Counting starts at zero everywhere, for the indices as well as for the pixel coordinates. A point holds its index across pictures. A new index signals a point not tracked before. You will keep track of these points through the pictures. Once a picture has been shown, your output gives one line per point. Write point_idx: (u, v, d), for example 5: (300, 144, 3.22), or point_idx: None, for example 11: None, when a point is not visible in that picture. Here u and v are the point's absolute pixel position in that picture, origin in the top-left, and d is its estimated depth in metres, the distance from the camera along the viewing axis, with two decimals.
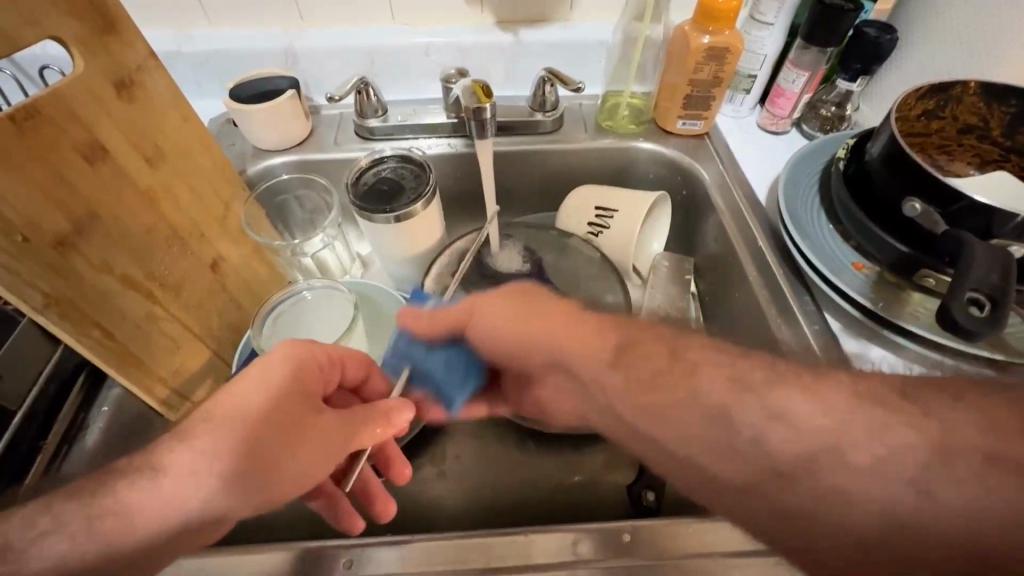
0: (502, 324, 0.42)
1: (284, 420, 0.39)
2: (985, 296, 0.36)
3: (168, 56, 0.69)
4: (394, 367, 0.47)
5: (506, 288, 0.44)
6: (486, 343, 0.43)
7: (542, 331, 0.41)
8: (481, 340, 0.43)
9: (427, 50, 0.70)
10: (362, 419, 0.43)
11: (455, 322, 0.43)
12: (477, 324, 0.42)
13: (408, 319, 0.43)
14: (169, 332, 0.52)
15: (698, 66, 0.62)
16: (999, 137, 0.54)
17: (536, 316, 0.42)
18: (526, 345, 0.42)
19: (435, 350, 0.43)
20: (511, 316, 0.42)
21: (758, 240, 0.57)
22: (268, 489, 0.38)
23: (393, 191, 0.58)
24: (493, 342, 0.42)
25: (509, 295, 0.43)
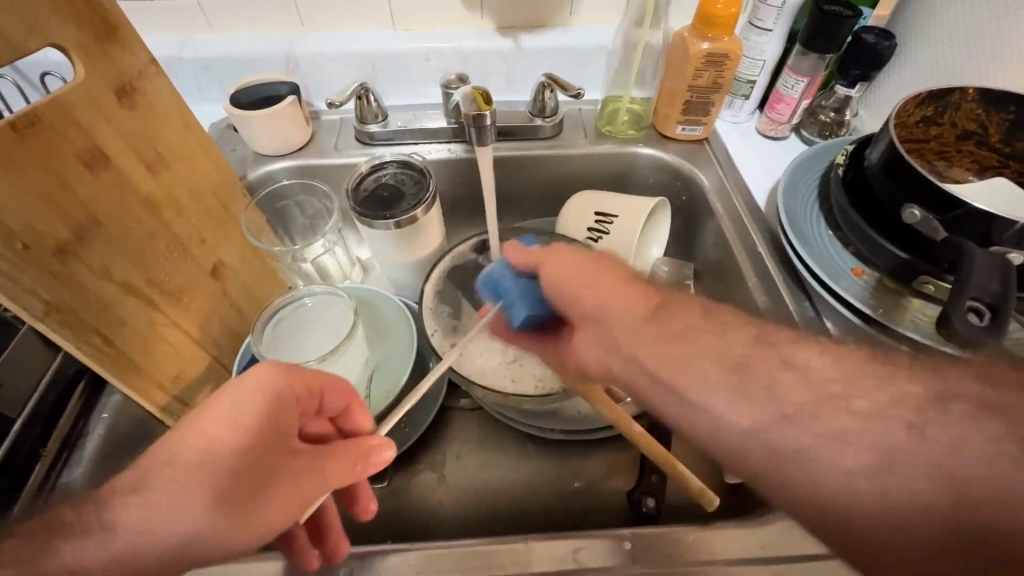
0: (575, 262, 0.41)
1: (252, 459, 0.37)
2: (983, 303, 0.37)
3: (169, 61, 0.69)
4: (493, 296, 0.48)
5: (583, 248, 0.43)
6: (552, 294, 0.42)
7: (599, 282, 0.40)
8: (549, 282, 0.42)
9: (428, 55, 0.70)
10: (340, 449, 0.41)
11: (536, 254, 0.44)
12: (555, 261, 0.42)
13: (513, 248, 0.46)
14: (168, 338, 0.52)
15: (698, 72, 0.62)
16: (997, 143, 0.54)
17: (601, 276, 0.40)
18: (575, 289, 0.40)
19: (522, 277, 0.46)
20: (576, 280, 0.40)
21: (757, 246, 0.57)
22: (229, 542, 0.35)
23: (393, 197, 0.58)
24: (559, 282, 0.41)
25: (599, 258, 0.42)
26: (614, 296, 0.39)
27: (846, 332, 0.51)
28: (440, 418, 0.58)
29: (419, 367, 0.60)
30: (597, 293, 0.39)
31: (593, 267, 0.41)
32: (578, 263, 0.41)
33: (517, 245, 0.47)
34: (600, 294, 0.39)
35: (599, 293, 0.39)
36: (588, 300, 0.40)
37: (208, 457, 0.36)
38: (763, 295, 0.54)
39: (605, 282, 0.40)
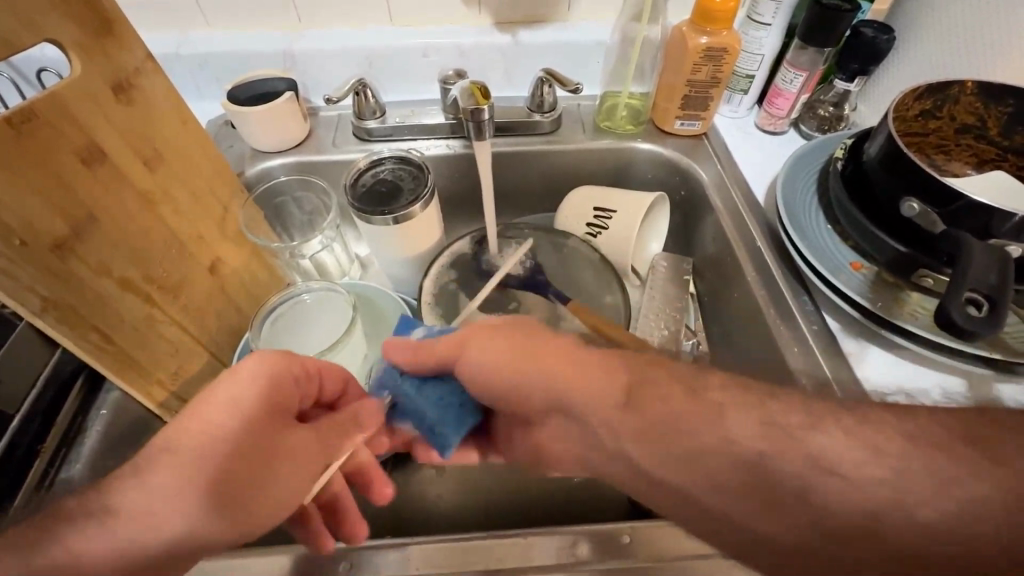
0: (489, 356, 0.38)
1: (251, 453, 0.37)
2: (981, 295, 0.37)
3: (167, 58, 0.68)
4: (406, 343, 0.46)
5: (506, 324, 0.40)
6: (471, 383, 0.39)
7: (534, 370, 0.38)
8: (474, 371, 0.39)
9: (426, 51, 0.70)
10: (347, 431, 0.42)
11: (446, 350, 0.39)
12: (468, 353, 0.39)
13: (398, 350, 0.41)
14: (167, 335, 0.52)
15: (696, 67, 0.62)
16: (996, 136, 0.54)
17: (535, 344, 0.39)
18: (518, 386, 0.38)
19: (427, 384, 0.41)
20: (488, 345, 0.38)
21: (756, 240, 0.57)
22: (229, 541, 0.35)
23: (391, 193, 0.58)
24: (477, 383, 0.39)
25: (507, 340, 0.38)
26: (587, 373, 0.37)
27: (845, 326, 0.51)
28: None
29: None
30: (564, 379, 0.37)
31: (526, 358, 0.38)
32: (493, 346, 0.38)
33: (401, 346, 0.41)
34: (491, 362, 0.38)
35: (556, 363, 0.38)
36: (532, 372, 0.38)
37: (209, 444, 0.36)
38: (763, 289, 0.54)
39: (506, 343, 0.38)
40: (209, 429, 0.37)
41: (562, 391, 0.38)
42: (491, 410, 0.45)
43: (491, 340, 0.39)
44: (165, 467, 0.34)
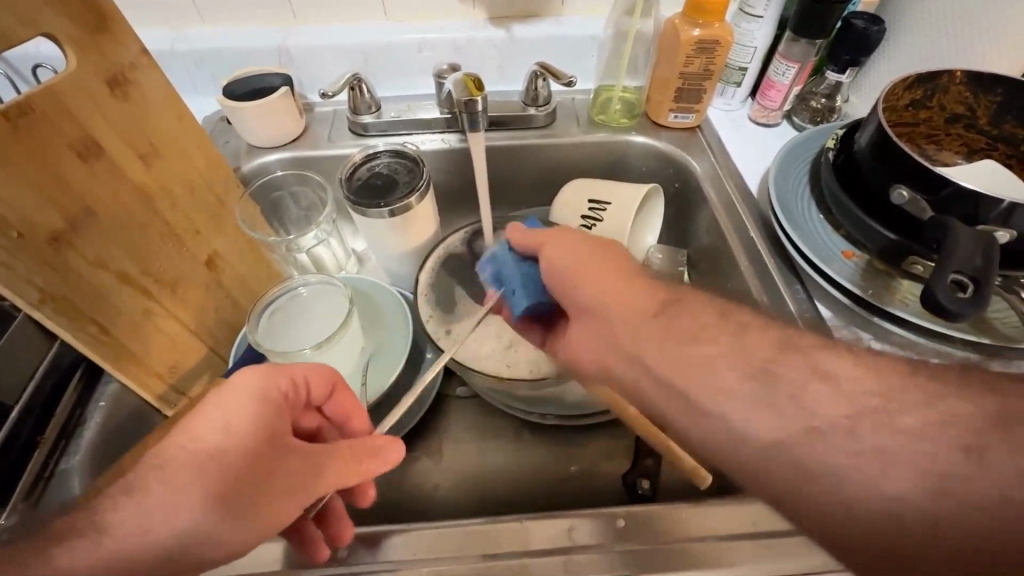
0: (570, 253, 0.43)
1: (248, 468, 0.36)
2: (966, 278, 0.37)
3: (162, 54, 0.69)
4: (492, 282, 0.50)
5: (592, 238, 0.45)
6: (564, 287, 0.43)
7: (604, 290, 0.40)
8: (557, 262, 0.43)
9: (421, 46, 0.70)
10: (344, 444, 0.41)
11: (545, 238, 0.45)
12: (559, 245, 0.44)
13: (516, 234, 0.48)
14: (165, 328, 0.53)
15: (689, 59, 0.62)
16: (986, 126, 0.54)
17: (602, 261, 0.42)
18: (579, 271, 0.42)
19: (523, 262, 0.48)
20: (581, 272, 0.42)
21: (749, 231, 0.58)
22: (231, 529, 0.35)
23: (386, 186, 0.58)
24: (557, 271, 0.43)
25: (587, 242, 0.44)
26: (620, 294, 0.40)
27: (837, 314, 0.51)
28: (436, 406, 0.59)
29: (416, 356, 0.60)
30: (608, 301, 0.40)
31: (598, 263, 0.42)
32: (594, 251, 0.43)
33: (518, 238, 0.48)
34: (610, 285, 0.41)
35: (618, 280, 0.41)
36: (605, 279, 0.41)
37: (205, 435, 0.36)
38: (755, 279, 0.54)
39: (603, 272, 0.41)
40: (206, 418, 0.37)
41: (605, 302, 0.40)
42: (559, 318, 0.49)
43: (583, 262, 0.42)
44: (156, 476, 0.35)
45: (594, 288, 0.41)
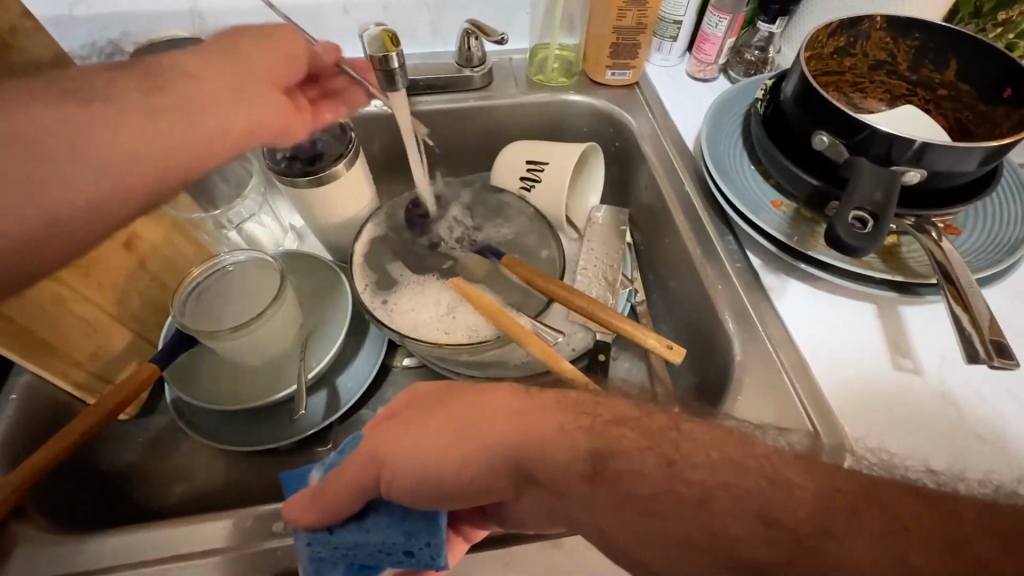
0: (414, 442, 0.33)
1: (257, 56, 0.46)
2: (868, 213, 0.38)
3: (60, 21, 0.63)
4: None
5: (413, 400, 0.37)
6: (415, 497, 0.33)
7: (465, 460, 0.32)
8: (396, 410, 0.37)
9: (346, 7, 0.67)
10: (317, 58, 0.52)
11: (362, 462, 0.34)
12: (391, 441, 0.34)
13: (302, 515, 0.35)
14: (81, 315, 0.49)
15: (621, 12, 0.61)
16: (905, 72, 0.56)
17: (460, 389, 0.36)
18: (468, 431, 0.33)
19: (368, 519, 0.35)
20: (404, 420, 0.35)
21: (685, 186, 0.58)
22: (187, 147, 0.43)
23: (312, 155, 0.56)
24: (410, 475, 0.33)
25: (428, 404, 0.35)
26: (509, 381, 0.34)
27: (766, 262, 0.52)
28: (382, 377, 0.59)
29: (360, 327, 0.58)
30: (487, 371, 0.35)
31: (443, 396, 0.35)
32: (414, 395, 0.37)
33: (304, 500, 0.36)
34: (423, 453, 0.33)
35: (475, 419, 0.33)
36: (435, 426, 0.34)
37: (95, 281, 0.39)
38: (690, 234, 0.55)
39: (431, 426, 0.34)
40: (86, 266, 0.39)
41: (478, 427, 0.33)
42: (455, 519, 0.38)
43: (401, 414, 0.36)
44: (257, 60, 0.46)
45: (459, 436, 0.33)
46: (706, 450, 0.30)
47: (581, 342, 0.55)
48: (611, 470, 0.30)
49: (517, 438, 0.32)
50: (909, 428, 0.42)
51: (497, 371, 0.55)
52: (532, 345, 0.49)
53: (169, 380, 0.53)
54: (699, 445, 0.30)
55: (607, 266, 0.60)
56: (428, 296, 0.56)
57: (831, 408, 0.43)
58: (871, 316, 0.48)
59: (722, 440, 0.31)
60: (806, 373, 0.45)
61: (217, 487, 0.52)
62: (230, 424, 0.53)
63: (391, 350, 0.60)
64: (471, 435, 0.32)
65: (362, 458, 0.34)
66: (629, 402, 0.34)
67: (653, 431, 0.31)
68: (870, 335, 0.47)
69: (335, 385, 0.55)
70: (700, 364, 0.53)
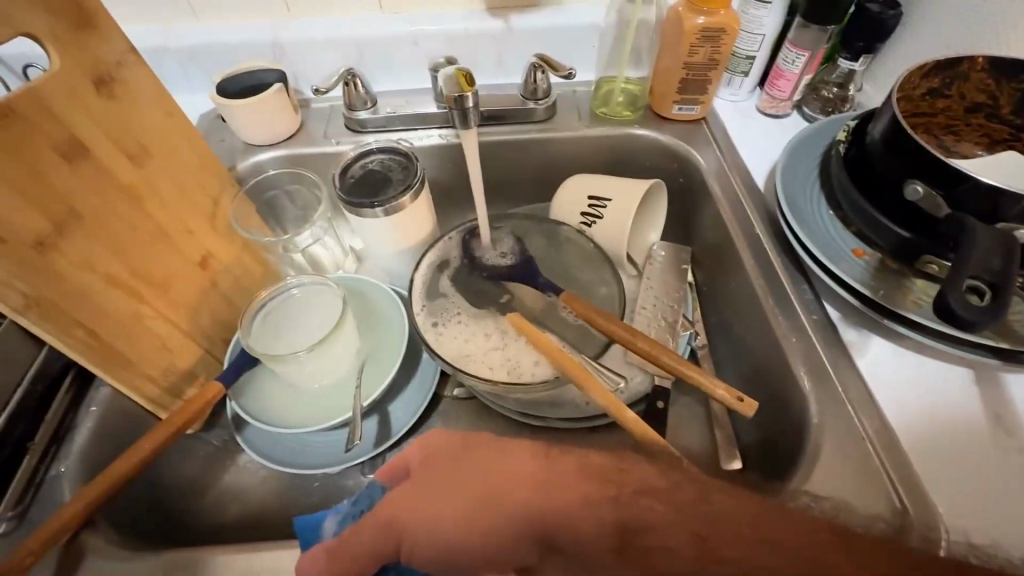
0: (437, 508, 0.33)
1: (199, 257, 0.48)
2: (985, 283, 0.35)
3: (156, 52, 0.68)
4: None
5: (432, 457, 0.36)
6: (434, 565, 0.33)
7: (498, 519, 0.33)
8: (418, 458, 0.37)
9: (416, 40, 0.68)
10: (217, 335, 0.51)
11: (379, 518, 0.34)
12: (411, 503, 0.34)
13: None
14: (156, 331, 0.51)
15: (693, 48, 0.60)
16: (1008, 116, 0.51)
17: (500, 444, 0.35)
18: (494, 497, 0.32)
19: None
20: (436, 470, 0.35)
21: (755, 227, 0.56)
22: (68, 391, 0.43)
23: (379, 184, 0.57)
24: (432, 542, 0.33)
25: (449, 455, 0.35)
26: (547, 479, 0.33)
27: (846, 314, 0.49)
28: (433, 407, 0.59)
29: (413, 356, 0.59)
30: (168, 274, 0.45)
31: (466, 449, 0.35)
32: (437, 445, 0.37)
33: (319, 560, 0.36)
34: (448, 519, 0.33)
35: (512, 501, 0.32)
36: (465, 476, 0.34)
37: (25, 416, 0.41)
38: (760, 279, 0.52)
39: (467, 479, 0.34)
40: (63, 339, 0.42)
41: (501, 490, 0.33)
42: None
43: (424, 470, 0.36)
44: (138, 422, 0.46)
45: (482, 502, 0.32)
46: (754, 531, 0.28)
47: (639, 386, 0.54)
48: (642, 543, 0.29)
49: (542, 500, 0.31)
50: (1009, 507, 0.38)
51: (549, 409, 0.55)
52: (592, 390, 0.47)
53: (230, 397, 0.54)
54: (728, 520, 0.28)
55: (667, 306, 0.58)
56: (481, 329, 0.55)
57: (921, 483, 0.39)
58: (964, 379, 0.44)
59: (755, 513, 0.28)
60: (892, 440, 0.41)
61: (272, 506, 0.54)
62: (286, 445, 0.53)
63: (442, 380, 0.60)
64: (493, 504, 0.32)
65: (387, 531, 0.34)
66: (678, 472, 0.32)
67: (707, 510, 0.29)
68: (962, 402, 0.43)
69: (384, 413, 0.55)
70: (765, 419, 0.50)
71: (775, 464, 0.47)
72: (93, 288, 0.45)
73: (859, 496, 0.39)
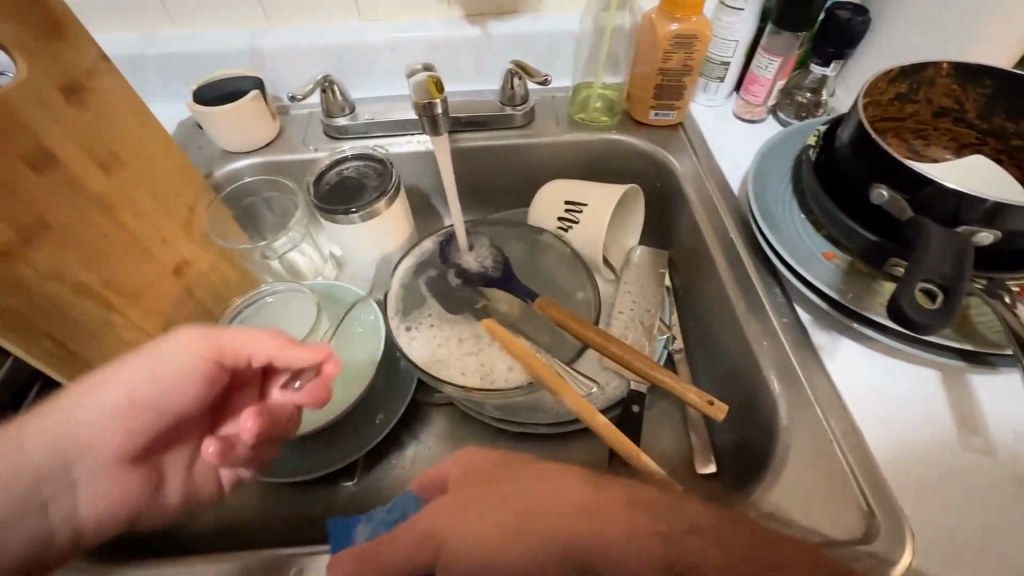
0: (471, 524, 0.33)
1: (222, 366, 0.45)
2: (937, 285, 0.35)
3: (132, 59, 0.68)
4: None
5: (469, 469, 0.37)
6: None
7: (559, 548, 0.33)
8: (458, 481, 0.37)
9: (395, 47, 0.69)
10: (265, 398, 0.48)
11: (423, 541, 0.34)
12: (449, 513, 0.34)
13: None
14: (129, 340, 0.51)
15: (667, 54, 0.61)
16: (975, 120, 0.52)
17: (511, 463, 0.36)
18: (534, 513, 0.33)
19: None
20: (479, 481, 0.36)
21: (729, 231, 0.56)
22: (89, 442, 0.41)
23: (355, 191, 0.57)
24: (467, 559, 0.32)
25: (483, 465, 0.37)
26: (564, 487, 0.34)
27: (816, 317, 0.49)
28: (411, 414, 0.59)
29: (389, 363, 0.58)
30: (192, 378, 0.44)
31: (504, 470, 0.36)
32: (471, 460, 0.38)
33: (345, 565, 0.36)
34: (490, 530, 0.32)
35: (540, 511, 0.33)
36: (506, 493, 0.34)
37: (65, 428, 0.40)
38: (733, 283, 0.53)
39: (497, 495, 0.34)
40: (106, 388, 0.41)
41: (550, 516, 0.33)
42: None
43: (459, 486, 0.36)
44: (91, 403, 0.40)
45: (523, 519, 0.32)
46: None
47: (615, 391, 0.54)
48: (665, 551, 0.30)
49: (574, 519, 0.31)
50: (975, 507, 0.39)
51: (525, 415, 0.55)
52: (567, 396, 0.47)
53: None
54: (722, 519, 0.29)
55: (643, 310, 0.58)
56: (457, 334, 0.55)
57: (887, 484, 0.39)
58: (932, 381, 0.45)
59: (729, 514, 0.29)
60: (860, 441, 0.42)
61: (247, 514, 0.53)
62: None
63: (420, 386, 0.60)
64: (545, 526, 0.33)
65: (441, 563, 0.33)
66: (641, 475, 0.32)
67: None
68: (930, 402, 0.44)
69: (360, 420, 0.55)
70: (738, 422, 0.50)
71: (748, 467, 0.47)
72: (63, 298, 0.45)
73: (827, 498, 0.40)
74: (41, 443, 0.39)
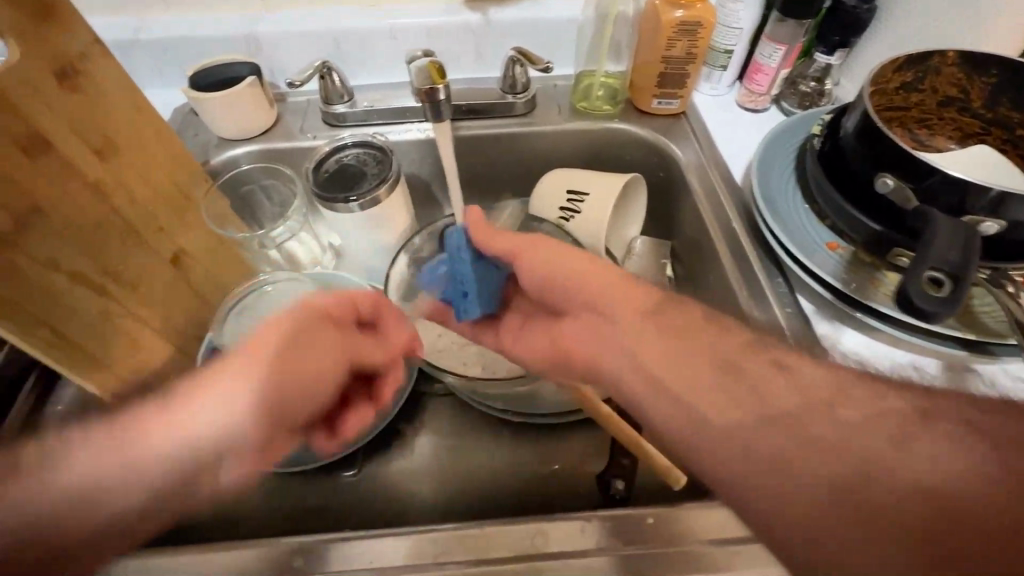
0: (546, 263, 0.45)
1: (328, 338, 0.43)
2: (945, 274, 0.35)
3: (126, 45, 0.66)
4: (437, 287, 0.52)
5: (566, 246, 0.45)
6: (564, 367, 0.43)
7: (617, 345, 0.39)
8: (532, 274, 0.45)
9: (394, 33, 0.68)
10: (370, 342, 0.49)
11: (515, 246, 0.46)
12: (532, 255, 0.45)
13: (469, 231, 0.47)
14: (127, 331, 0.50)
15: (671, 41, 0.60)
16: (980, 109, 0.52)
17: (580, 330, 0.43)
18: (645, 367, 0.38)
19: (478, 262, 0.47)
20: (567, 259, 0.44)
21: (732, 221, 0.56)
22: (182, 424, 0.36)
23: (354, 179, 0.56)
24: (551, 278, 0.45)
25: (575, 255, 0.44)
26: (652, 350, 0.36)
27: (819, 308, 0.49)
28: (412, 404, 0.58)
29: None
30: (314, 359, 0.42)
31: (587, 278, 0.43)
32: (571, 261, 0.44)
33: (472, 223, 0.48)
34: (568, 273, 0.44)
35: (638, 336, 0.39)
36: (594, 274, 0.43)
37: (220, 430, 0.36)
38: (736, 273, 0.53)
39: (599, 283, 0.43)
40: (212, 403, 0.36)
41: (603, 305, 0.42)
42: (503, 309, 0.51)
43: (547, 254, 0.45)
44: (230, 403, 0.36)
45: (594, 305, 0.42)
46: None
47: None
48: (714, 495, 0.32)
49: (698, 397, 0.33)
50: None
51: (526, 405, 0.55)
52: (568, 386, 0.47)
53: None
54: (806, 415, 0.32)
55: None
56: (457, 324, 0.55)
57: None
58: (932, 370, 0.45)
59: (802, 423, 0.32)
60: None
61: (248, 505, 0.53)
62: None
63: (421, 376, 0.60)
64: (598, 319, 0.42)
65: (511, 311, 0.51)
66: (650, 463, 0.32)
67: None
68: None
69: None
70: None
71: None
72: (60, 287, 0.45)
73: None
74: (168, 442, 0.35)
